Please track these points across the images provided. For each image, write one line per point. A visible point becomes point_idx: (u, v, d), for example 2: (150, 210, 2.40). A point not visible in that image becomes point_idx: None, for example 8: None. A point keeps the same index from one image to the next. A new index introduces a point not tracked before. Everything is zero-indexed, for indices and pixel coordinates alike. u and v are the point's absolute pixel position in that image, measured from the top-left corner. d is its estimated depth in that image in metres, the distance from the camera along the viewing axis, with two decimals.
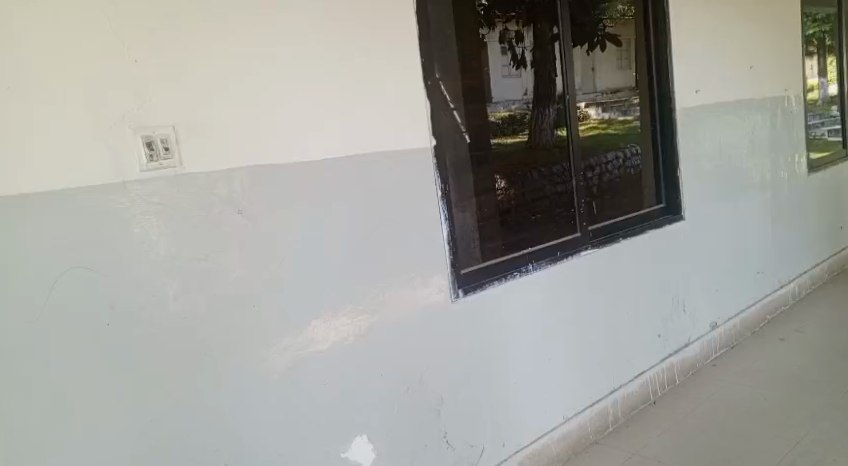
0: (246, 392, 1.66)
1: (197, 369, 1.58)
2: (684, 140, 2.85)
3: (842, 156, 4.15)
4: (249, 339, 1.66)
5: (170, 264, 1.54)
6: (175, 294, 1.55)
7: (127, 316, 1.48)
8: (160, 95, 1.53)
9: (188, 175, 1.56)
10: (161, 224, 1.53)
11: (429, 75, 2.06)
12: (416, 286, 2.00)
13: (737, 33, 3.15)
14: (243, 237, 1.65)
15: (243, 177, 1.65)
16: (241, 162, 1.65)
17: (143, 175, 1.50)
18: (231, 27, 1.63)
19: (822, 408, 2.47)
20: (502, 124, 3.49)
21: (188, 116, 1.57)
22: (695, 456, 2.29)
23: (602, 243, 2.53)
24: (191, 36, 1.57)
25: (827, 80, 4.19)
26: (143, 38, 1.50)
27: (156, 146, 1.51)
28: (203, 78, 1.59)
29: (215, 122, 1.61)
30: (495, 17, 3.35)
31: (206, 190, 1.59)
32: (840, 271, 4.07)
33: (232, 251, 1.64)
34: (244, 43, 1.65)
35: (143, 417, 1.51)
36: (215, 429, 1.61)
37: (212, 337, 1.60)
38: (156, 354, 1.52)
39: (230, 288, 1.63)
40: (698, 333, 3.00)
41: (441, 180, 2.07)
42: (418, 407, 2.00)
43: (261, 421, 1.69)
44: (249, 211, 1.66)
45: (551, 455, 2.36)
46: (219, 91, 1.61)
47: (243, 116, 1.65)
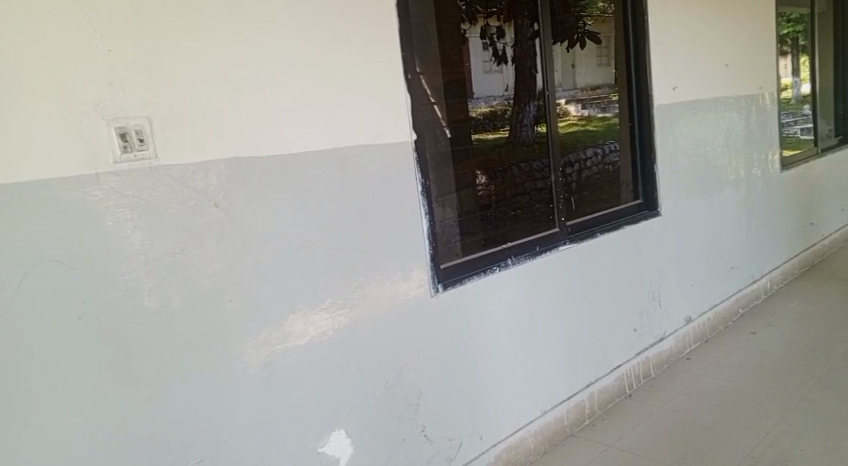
0: (223, 388, 1.65)
1: (173, 364, 1.57)
2: (661, 136, 2.89)
3: (814, 155, 4.23)
4: (225, 334, 1.65)
5: (144, 259, 1.52)
6: (151, 289, 1.53)
7: (100, 310, 1.46)
8: (134, 86, 1.50)
9: (162, 168, 1.54)
10: (134, 218, 1.51)
11: (410, 69, 2.06)
12: (395, 281, 2.00)
13: (714, 31, 3.19)
14: (222, 230, 1.64)
15: (220, 171, 1.63)
16: (218, 155, 1.63)
17: (117, 166, 1.48)
18: (211, 18, 1.61)
19: (791, 400, 2.53)
20: (483, 119, 3.43)
21: (162, 107, 1.54)
22: (669, 448, 2.33)
23: (579, 237, 2.56)
24: (169, 27, 1.55)
25: (799, 79, 4.26)
26: (118, 28, 1.47)
27: (130, 137, 1.49)
28: (180, 69, 1.57)
29: (191, 115, 1.59)
30: (476, 12, 3.34)
31: (183, 182, 1.58)
32: (810, 267, 4.16)
33: (208, 246, 1.62)
34: (223, 36, 1.63)
35: (118, 413, 1.49)
36: (192, 426, 1.60)
37: (188, 332, 1.59)
38: (131, 349, 1.51)
39: (206, 283, 1.62)
40: (673, 327, 3.05)
41: (422, 174, 2.07)
42: (396, 401, 2.01)
43: (239, 417, 1.68)
44: (225, 205, 1.64)
45: (528, 448, 2.38)
46: (197, 84, 1.59)
47: (220, 110, 1.63)
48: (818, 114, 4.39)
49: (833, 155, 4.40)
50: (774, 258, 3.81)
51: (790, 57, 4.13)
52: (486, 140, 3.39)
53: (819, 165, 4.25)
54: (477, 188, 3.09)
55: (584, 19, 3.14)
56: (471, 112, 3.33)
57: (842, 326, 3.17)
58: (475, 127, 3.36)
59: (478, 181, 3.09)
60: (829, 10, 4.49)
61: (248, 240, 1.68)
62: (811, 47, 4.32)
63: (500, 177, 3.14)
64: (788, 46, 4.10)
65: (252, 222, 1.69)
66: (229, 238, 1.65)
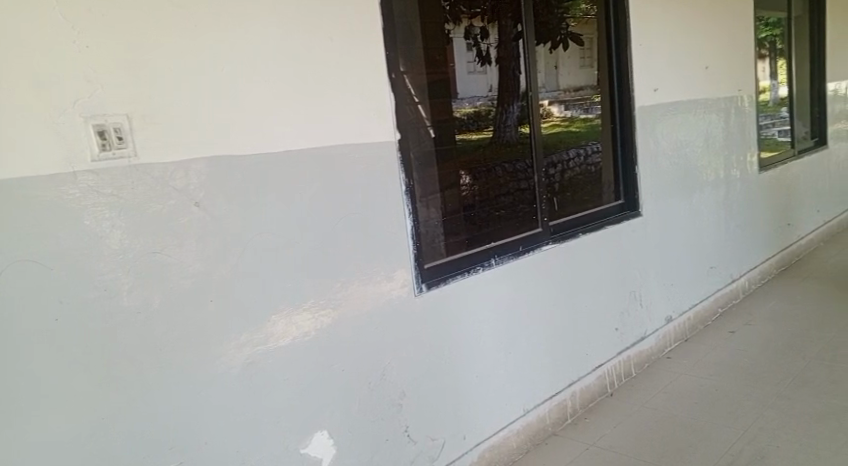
0: (204, 389, 1.64)
1: (153, 365, 1.55)
2: (642, 137, 2.92)
3: (791, 157, 4.30)
4: (207, 334, 1.64)
5: (122, 259, 1.50)
6: (130, 289, 1.52)
7: (76, 311, 1.44)
8: (114, 83, 1.48)
9: (142, 166, 1.53)
10: (113, 217, 1.49)
11: (394, 68, 2.06)
12: (378, 281, 2.00)
13: (694, 34, 3.24)
14: (202, 229, 1.63)
15: (201, 170, 1.62)
16: (199, 154, 1.62)
17: (95, 164, 1.46)
18: (193, 16, 1.60)
19: (768, 398, 2.57)
20: (467, 119, 3.43)
21: (142, 105, 1.53)
22: (651, 447, 2.35)
23: (562, 238, 2.58)
24: (150, 24, 1.53)
25: (778, 82, 4.33)
26: (96, 23, 1.46)
27: (109, 135, 1.47)
28: (160, 67, 1.55)
29: (171, 114, 1.57)
30: (460, 13, 3.35)
31: (164, 182, 1.56)
32: (787, 267, 4.23)
33: (189, 245, 1.61)
34: (205, 34, 1.62)
35: (95, 415, 1.47)
36: (171, 427, 1.59)
37: (168, 333, 1.57)
38: (109, 349, 1.49)
39: (187, 283, 1.60)
40: (654, 326, 3.08)
41: (406, 175, 2.07)
42: (379, 402, 2.01)
43: (220, 419, 1.67)
44: (205, 203, 1.63)
45: (511, 448, 2.40)
46: (179, 82, 1.58)
47: (202, 109, 1.62)
48: (795, 117, 4.46)
49: (809, 157, 4.48)
50: (752, 258, 3.87)
51: (767, 60, 4.19)
52: (470, 140, 3.43)
53: (795, 167, 4.33)
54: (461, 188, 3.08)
55: (566, 20, 3.16)
56: (456, 112, 3.39)
57: (817, 325, 3.22)
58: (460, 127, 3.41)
59: (462, 181, 3.12)
60: (806, 14, 4.57)
61: (229, 240, 1.67)
62: (788, 51, 4.39)
63: (483, 176, 3.16)
64: (766, 49, 4.17)
65: (235, 222, 1.68)
66: (210, 238, 1.64)
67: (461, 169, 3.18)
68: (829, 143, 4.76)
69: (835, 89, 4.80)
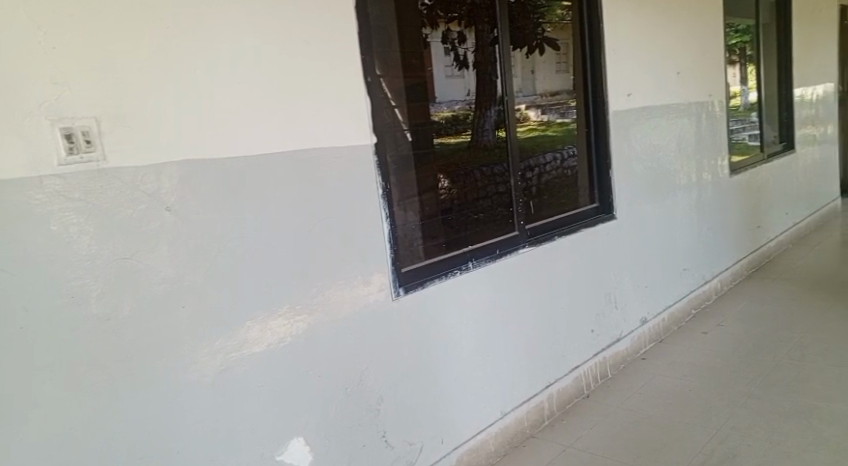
0: (177, 396, 1.61)
1: (123, 372, 1.52)
2: (616, 141, 2.96)
3: (760, 160, 4.40)
4: (180, 340, 1.61)
5: (91, 264, 1.47)
6: (99, 295, 1.48)
7: (42, 319, 1.41)
8: (81, 84, 1.46)
9: (111, 169, 1.50)
10: (82, 222, 1.46)
11: (371, 71, 2.05)
12: (355, 285, 1.98)
13: (666, 40, 3.29)
14: (175, 234, 1.60)
15: (173, 174, 1.59)
16: (171, 158, 1.59)
17: (62, 168, 1.43)
18: (166, 17, 1.58)
19: (740, 398, 2.62)
20: (445, 123, 3.38)
21: (111, 107, 1.50)
22: (626, 448, 2.37)
23: (538, 241, 2.60)
24: (123, 25, 1.51)
25: (748, 87, 4.43)
26: (62, 24, 1.43)
27: (76, 138, 1.44)
28: (133, 68, 1.53)
29: (142, 117, 1.54)
30: (438, 17, 3.32)
31: (133, 184, 1.53)
32: (758, 268, 4.32)
33: (162, 250, 1.58)
34: (178, 36, 1.60)
35: (63, 425, 1.44)
36: (143, 436, 1.55)
37: (139, 340, 1.54)
38: (76, 357, 1.45)
39: (159, 288, 1.57)
40: (629, 328, 3.12)
41: (383, 178, 2.07)
42: (356, 406, 1.99)
43: (193, 427, 1.64)
44: (177, 208, 1.60)
45: (488, 451, 2.40)
46: (152, 84, 1.56)
47: (174, 112, 1.59)
48: (764, 121, 4.57)
49: (778, 161, 4.59)
50: (724, 260, 3.94)
51: (737, 66, 4.29)
52: (448, 144, 3.37)
53: (765, 170, 4.43)
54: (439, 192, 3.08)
55: (542, 25, 3.09)
56: (433, 115, 3.34)
57: (785, 325, 3.30)
58: (438, 130, 3.35)
59: (441, 185, 3.10)
60: (773, 21, 4.69)
61: (203, 245, 1.65)
62: (758, 57, 4.47)
63: (462, 180, 3.11)
64: (736, 55, 4.26)
65: (209, 226, 1.66)
66: (184, 243, 1.61)
67: (440, 173, 3.17)
68: (796, 147, 4.88)
69: (802, 95, 4.94)
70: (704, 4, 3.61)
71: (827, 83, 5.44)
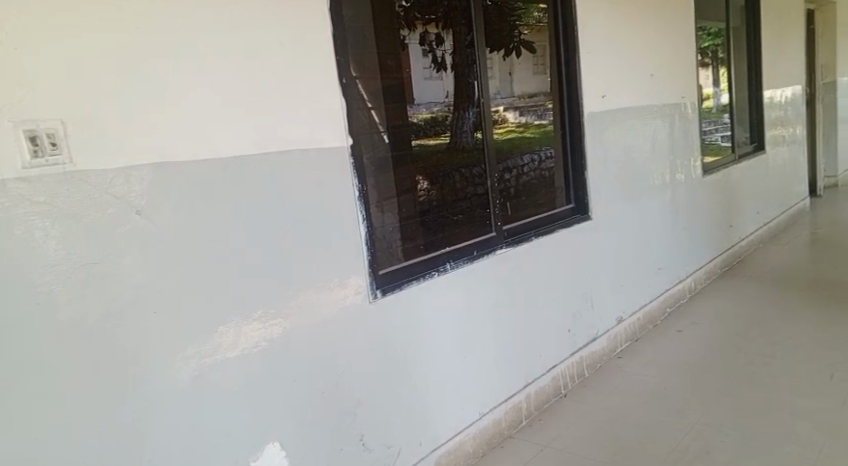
0: (149, 405, 1.57)
1: (93, 380, 1.48)
2: (590, 142, 2.99)
3: (731, 161, 4.48)
4: (151, 346, 1.57)
5: (57, 270, 1.43)
6: (67, 301, 1.44)
7: (5, 327, 1.36)
8: (46, 85, 1.41)
9: (77, 172, 1.46)
10: (47, 226, 1.42)
11: (346, 72, 2.03)
12: (332, 288, 1.97)
13: (639, 42, 3.34)
14: (144, 238, 1.56)
15: (143, 176, 1.56)
16: (141, 160, 1.55)
17: (26, 171, 1.38)
18: (134, 17, 1.54)
19: (714, 395, 2.67)
20: (424, 125, 3.35)
21: (78, 109, 1.46)
22: (602, 446, 2.40)
23: (515, 241, 2.61)
24: (89, 24, 1.47)
25: (719, 89, 4.52)
26: (26, 24, 1.38)
27: (41, 141, 1.40)
28: (100, 69, 1.49)
29: (109, 118, 1.50)
30: (414, 19, 3.25)
31: (99, 188, 1.49)
32: (730, 267, 4.40)
33: (132, 255, 1.54)
34: (147, 35, 1.56)
35: (28, 436, 1.39)
36: (112, 446, 1.51)
37: (109, 346, 1.50)
38: (43, 366, 1.41)
39: (130, 293, 1.54)
40: (605, 327, 3.16)
41: (360, 180, 2.05)
42: (333, 410, 1.97)
43: (165, 435, 1.60)
44: (147, 211, 1.56)
45: (467, 452, 2.40)
46: (120, 86, 1.52)
47: (142, 113, 1.56)
48: (735, 122, 4.66)
49: (748, 161, 4.69)
50: (697, 259, 4.01)
51: (709, 68, 4.37)
52: (426, 145, 3.33)
53: (736, 171, 4.51)
54: (418, 194, 3.06)
55: (519, 27, 3.12)
56: (411, 117, 3.30)
57: (755, 323, 3.37)
58: (415, 132, 3.31)
59: (419, 187, 3.10)
60: (743, 24, 4.79)
61: (174, 250, 1.61)
62: (730, 59, 4.54)
63: (441, 181, 3.07)
64: (708, 57, 4.35)
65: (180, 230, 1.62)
66: (155, 246, 1.58)
67: (418, 174, 3.13)
68: (766, 147, 5.01)
69: (771, 98, 5.05)
70: (676, 6, 3.67)
71: (795, 85, 5.57)
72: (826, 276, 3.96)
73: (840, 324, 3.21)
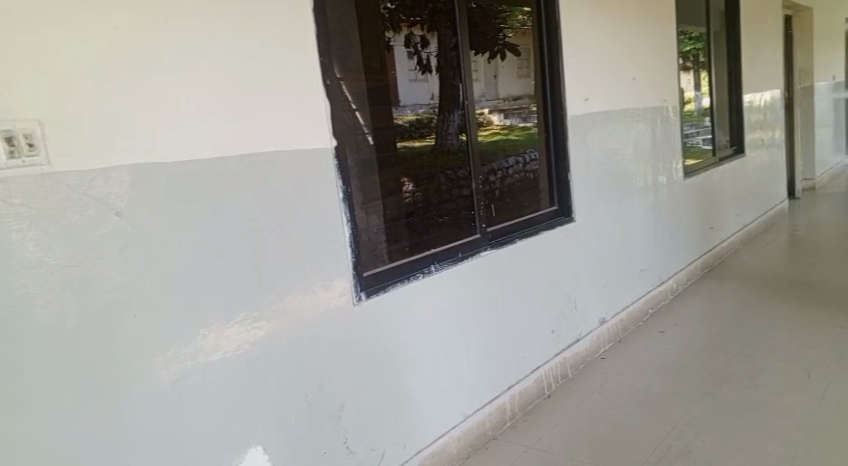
0: (128, 409, 1.55)
1: (71, 384, 1.46)
2: (573, 144, 3.00)
3: (712, 164, 4.54)
4: (131, 350, 1.55)
5: (34, 273, 1.41)
6: (44, 304, 1.42)
7: None
8: (24, 86, 1.39)
9: (55, 173, 1.43)
10: (24, 228, 1.39)
11: (329, 74, 2.02)
12: (315, 291, 1.96)
13: (622, 45, 3.37)
14: (124, 240, 1.54)
15: (123, 177, 1.54)
16: (120, 160, 1.53)
17: (3, 172, 1.36)
18: (114, 17, 1.52)
19: (695, 395, 2.70)
20: (409, 127, 3.39)
21: (56, 109, 1.44)
22: (586, 447, 2.41)
23: (499, 243, 2.62)
24: (67, 22, 1.45)
25: (700, 93, 4.58)
26: (4, 23, 1.36)
27: (18, 142, 1.38)
28: (78, 69, 1.47)
29: (88, 118, 1.48)
30: (399, 21, 3.24)
31: (78, 188, 1.47)
32: (711, 269, 4.46)
33: (111, 257, 1.52)
34: (126, 34, 1.54)
35: (3, 441, 1.37)
36: (91, 450, 1.49)
37: (88, 350, 1.48)
38: (19, 369, 1.39)
39: (109, 295, 1.52)
40: (588, 328, 3.18)
41: (344, 182, 2.04)
42: (316, 413, 1.96)
43: (145, 439, 1.58)
44: (127, 213, 1.54)
45: (451, 454, 2.40)
46: (100, 85, 1.50)
47: (122, 113, 1.54)
48: (715, 126, 4.72)
49: (728, 164, 4.75)
50: (679, 261, 4.06)
51: (690, 72, 4.43)
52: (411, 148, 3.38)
53: (717, 173, 4.57)
54: (403, 196, 3.07)
55: (503, 30, 3.08)
56: (397, 119, 3.32)
57: (735, 324, 3.41)
58: (401, 133, 3.34)
59: (404, 189, 3.10)
60: (723, 29, 4.85)
61: (154, 252, 1.59)
62: (710, 63, 4.64)
63: (426, 184, 3.10)
64: (689, 61, 4.40)
65: (160, 231, 1.60)
66: (134, 248, 1.56)
67: (403, 175, 3.17)
68: (746, 151, 5.09)
69: (751, 102, 5.12)
70: (658, 10, 3.71)
71: (773, 90, 5.66)
72: (804, 277, 4.02)
73: (818, 325, 3.26)
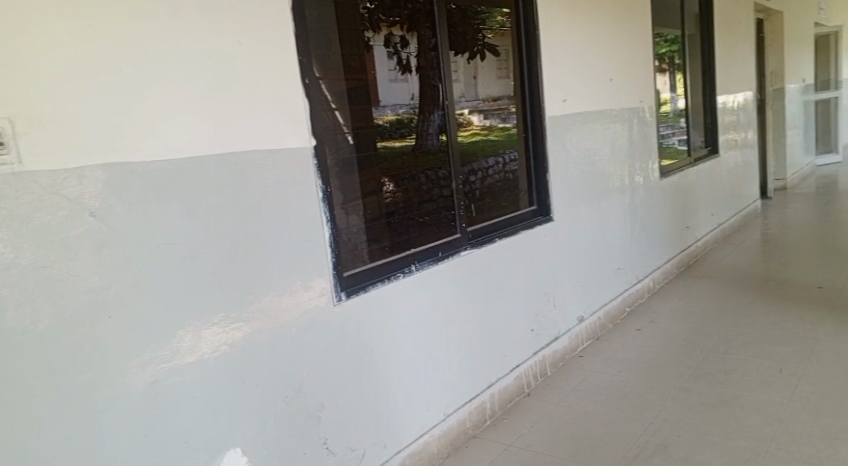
0: (103, 411, 1.53)
1: (45, 387, 1.43)
2: (551, 145, 3.04)
3: (688, 164, 4.62)
4: (107, 351, 1.53)
5: (5, 274, 1.38)
6: (16, 305, 1.39)
7: None
8: None
9: (27, 173, 1.41)
10: None
11: (308, 73, 2.01)
12: (295, 291, 1.95)
13: (599, 46, 3.41)
14: (99, 240, 1.52)
15: (97, 176, 1.52)
16: (95, 160, 1.51)
17: None
18: (87, 14, 1.50)
19: (672, 391, 2.74)
20: (390, 127, 3.31)
21: (27, 108, 1.41)
22: (565, 444, 2.43)
23: (479, 243, 2.64)
24: (40, 20, 1.43)
25: (676, 94, 4.65)
26: None
27: None
28: (51, 66, 1.45)
29: (62, 118, 1.46)
30: (378, 21, 3.24)
31: (51, 188, 1.44)
32: (686, 267, 4.53)
33: (87, 257, 1.50)
34: (100, 32, 1.52)
35: None
36: (65, 454, 1.47)
37: (62, 352, 1.46)
38: None
39: (84, 297, 1.49)
40: (567, 326, 3.21)
41: (324, 182, 2.04)
42: (296, 414, 1.95)
43: (122, 442, 1.56)
44: (102, 213, 1.52)
45: (431, 453, 2.41)
46: (73, 83, 1.48)
47: (97, 111, 1.52)
48: (690, 127, 4.81)
49: (703, 165, 4.83)
50: (655, 259, 4.11)
51: (667, 74, 4.50)
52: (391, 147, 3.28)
53: (692, 173, 4.65)
54: (383, 196, 3.02)
55: (483, 31, 3.06)
56: (377, 120, 3.25)
57: (710, 321, 3.47)
58: (382, 133, 3.25)
59: (384, 188, 3.06)
60: (698, 32, 4.94)
61: (129, 253, 1.57)
62: (686, 66, 4.70)
63: (406, 184, 3.07)
64: (665, 63, 4.47)
65: (135, 232, 1.58)
66: (109, 249, 1.54)
67: (383, 176, 3.09)
68: (720, 151, 5.18)
69: (724, 103, 5.22)
70: (635, 13, 3.76)
71: (746, 91, 5.77)
72: (777, 275, 4.10)
73: (790, 322, 3.33)
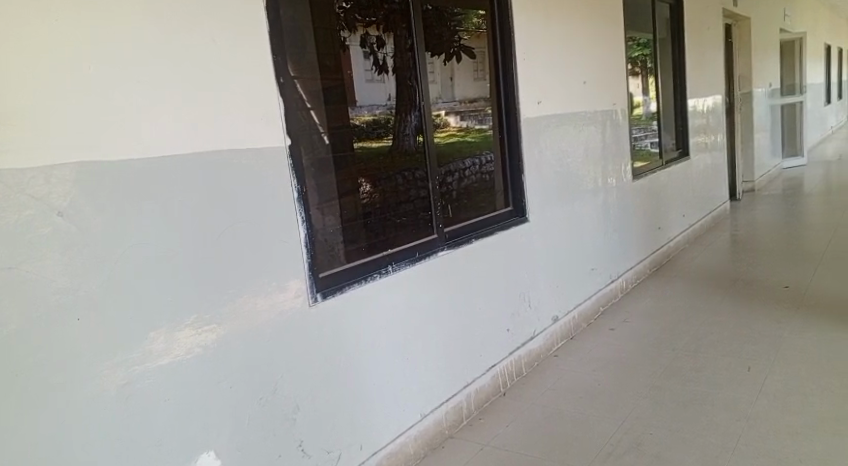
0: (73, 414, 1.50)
1: (12, 390, 1.40)
2: (526, 147, 3.07)
3: (659, 166, 4.70)
4: (76, 354, 1.50)
5: None
6: None
7: None
8: None
9: None
10: None
11: (283, 72, 2.00)
12: (270, 292, 1.93)
13: (573, 49, 3.45)
14: (69, 241, 1.49)
15: (66, 175, 1.49)
16: (64, 158, 1.49)
17: None
18: (56, 9, 1.47)
19: (645, 389, 2.78)
20: (366, 127, 3.33)
21: None
22: (540, 443, 2.45)
23: (455, 243, 2.65)
24: (5, 14, 1.39)
25: (649, 97, 4.73)
26: None
27: None
28: (17, 62, 1.41)
29: (30, 114, 1.43)
30: (354, 21, 3.23)
31: (17, 188, 1.41)
32: (658, 267, 4.60)
33: (55, 258, 1.47)
34: (70, 28, 1.49)
35: None
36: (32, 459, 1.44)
37: (29, 355, 1.43)
38: None
39: (52, 298, 1.47)
40: (542, 326, 3.24)
41: (300, 183, 2.03)
42: (271, 416, 1.94)
43: (91, 446, 1.53)
44: (70, 213, 1.50)
45: (407, 454, 2.41)
46: (40, 80, 1.45)
47: (66, 109, 1.49)
48: (662, 130, 4.88)
49: (674, 167, 4.92)
50: (628, 260, 4.17)
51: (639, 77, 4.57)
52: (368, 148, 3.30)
53: (663, 175, 4.73)
54: (360, 196, 3.01)
55: (459, 33, 3.01)
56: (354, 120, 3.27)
57: (680, 320, 3.53)
58: (358, 134, 3.27)
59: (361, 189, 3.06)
60: (669, 36, 5.02)
61: (99, 253, 1.54)
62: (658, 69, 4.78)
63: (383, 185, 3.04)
64: (638, 67, 4.54)
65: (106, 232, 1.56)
66: (78, 249, 1.51)
67: (360, 176, 3.10)
68: (690, 154, 5.27)
69: (694, 106, 5.32)
70: (609, 16, 3.81)
71: (716, 95, 5.89)
72: (747, 275, 4.19)
73: (758, 321, 3.40)
